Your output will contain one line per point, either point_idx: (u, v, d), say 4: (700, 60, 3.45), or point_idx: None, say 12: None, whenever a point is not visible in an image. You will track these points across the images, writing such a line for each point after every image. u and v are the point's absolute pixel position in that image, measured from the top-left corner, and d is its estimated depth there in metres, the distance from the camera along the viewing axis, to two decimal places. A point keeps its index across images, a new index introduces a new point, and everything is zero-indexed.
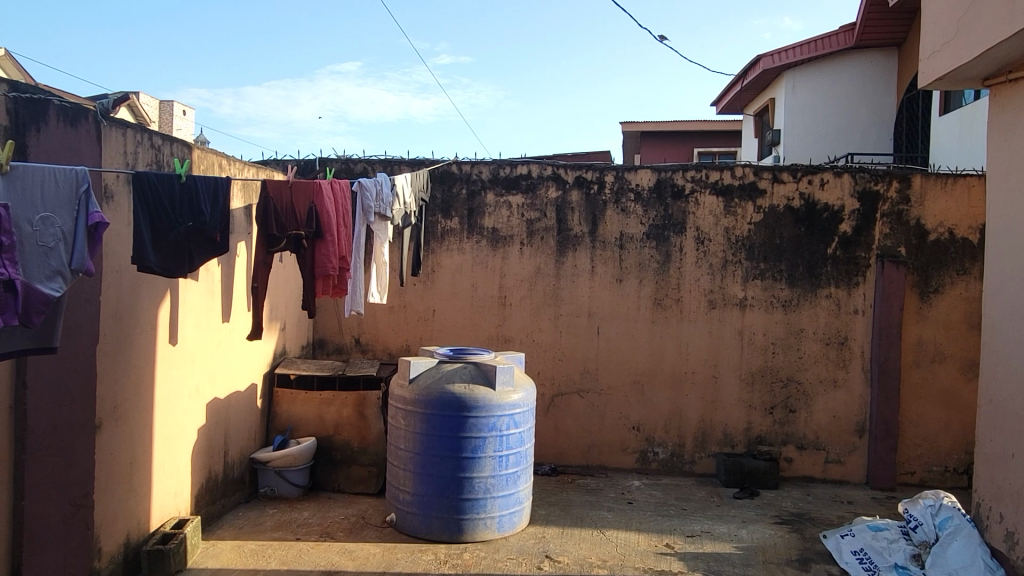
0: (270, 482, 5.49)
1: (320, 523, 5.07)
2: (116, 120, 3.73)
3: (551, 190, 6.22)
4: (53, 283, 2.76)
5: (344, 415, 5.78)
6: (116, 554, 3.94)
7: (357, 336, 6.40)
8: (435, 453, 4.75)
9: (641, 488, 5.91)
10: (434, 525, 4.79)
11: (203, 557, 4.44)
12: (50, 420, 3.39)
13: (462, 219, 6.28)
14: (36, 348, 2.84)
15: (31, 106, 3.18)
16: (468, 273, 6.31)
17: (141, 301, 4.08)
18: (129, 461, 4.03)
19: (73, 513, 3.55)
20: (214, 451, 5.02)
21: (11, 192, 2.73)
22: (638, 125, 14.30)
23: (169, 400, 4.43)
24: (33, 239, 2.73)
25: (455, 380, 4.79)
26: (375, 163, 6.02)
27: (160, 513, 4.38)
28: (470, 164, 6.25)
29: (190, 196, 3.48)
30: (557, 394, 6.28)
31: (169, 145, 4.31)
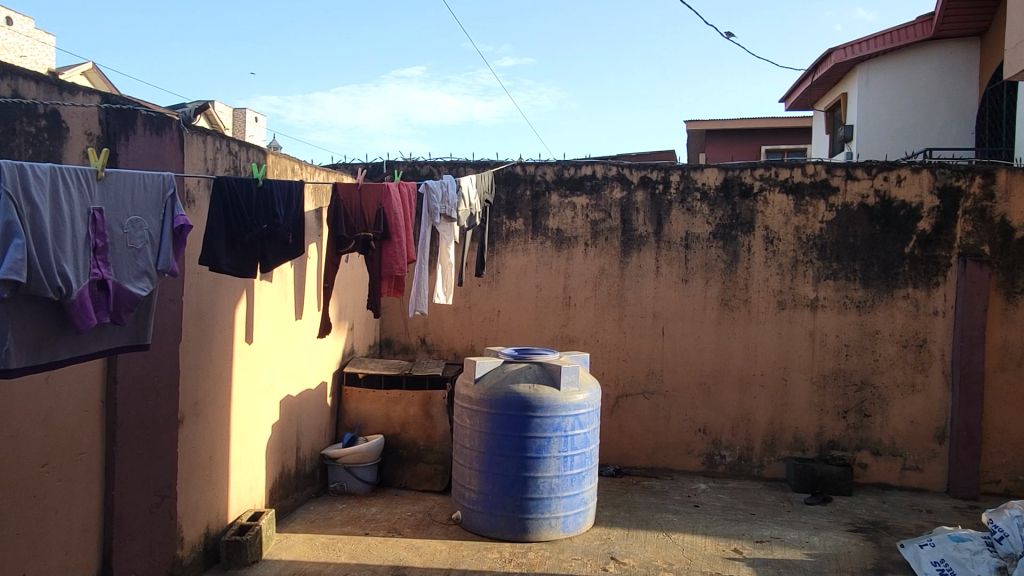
0: (340, 477, 5.64)
1: (387, 519, 5.19)
2: (198, 128, 3.92)
3: (615, 191, 6.20)
4: (141, 283, 2.76)
5: (411, 413, 5.88)
6: (197, 544, 4.12)
7: (423, 336, 6.51)
8: (501, 452, 4.79)
9: (708, 491, 5.81)
10: (499, 524, 4.83)
11: (277, 549, 4.60)
12: (136, 414, 3.56)
13: (527, 220, 6.32)
14: (131, 346, 2.84)
15: (121, 116, 3.32)
16: (532, 274, 6.34)
17: (220, 300, 4.25)
18: (207, 455, 4.20)
19: (157, 502, 3.73)
20: (287, 446, 5.19)
21: (105, 195, 2.65)
22: (702, 123, 14.06)
23: (245, 397, 4.60)
24: (124, 241, 2.70)
25: (519, 380, 4.82)
26: (441, 166, 6.12)
27: (237, 506, 4.55)
28: (535, 165, 6.28)
29: (265, 199, 3.58)
30: (621, 396, 6.24)
31: (246, 151, 4.49)
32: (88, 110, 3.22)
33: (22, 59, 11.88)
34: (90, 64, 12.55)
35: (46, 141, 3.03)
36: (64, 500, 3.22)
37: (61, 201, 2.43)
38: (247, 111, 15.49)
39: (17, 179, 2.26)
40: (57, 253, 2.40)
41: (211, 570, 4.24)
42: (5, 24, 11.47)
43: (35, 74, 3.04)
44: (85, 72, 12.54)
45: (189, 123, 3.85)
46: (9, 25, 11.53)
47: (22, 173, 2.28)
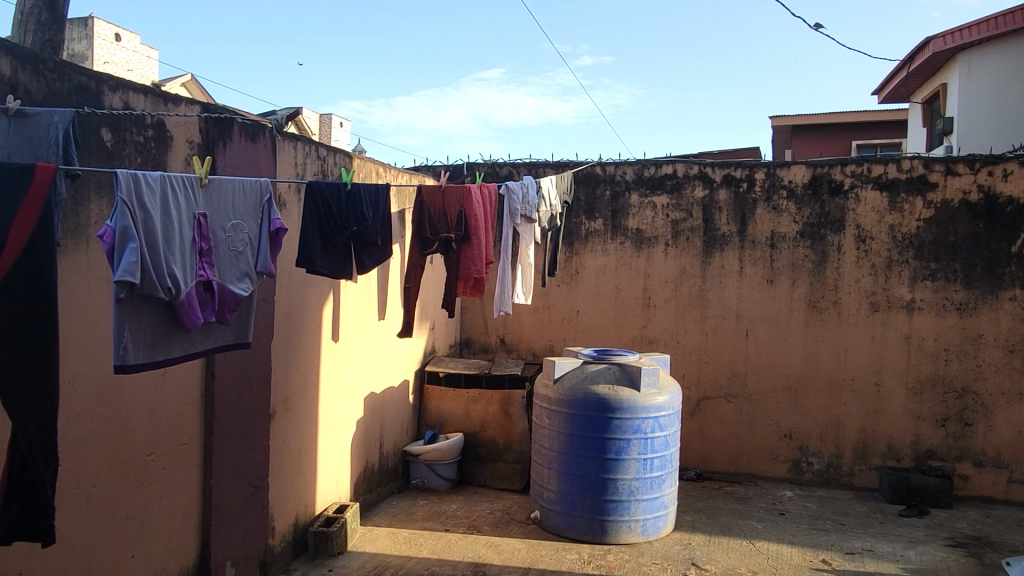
0: (421, 474, 5.77)
1: (467, 516, 5.26)
2: (288, 134, 4.10)
3: (697, 190, 6.08)
4: (242, 283, 2.90)
5: (490, 412, 5.94)
6: (287, 534, 4.29)
7: (502, 335, 6.57)
8: (580, 453, 4.78)
9: (794, 499, 5.63)
10: (578, 525, 4.82)
11: (361, 542, 4.74)
12: (232, 407, 3.74)
13: (606, 220, 6.29)
14: (234, 345, 2.97)
15: (219, 124, 3.52)
16: (611, 274, 6.30)
17: (309, 300, 4.42)
18: (297, 449, 4.37)
19: (251, 493, 3.91)
20: (371, 442, 5.34)
21: (209, 201, 2.79)
22: (789, 118, 13.59)
23: (332, 393, 4.76)
24: (227, 244, 2.84)
25: (599, 381, 4.80)
26: (521, 167, 6.17)
27: (324, 498, 4.72)
28: (615, 164, 6.24)
29: (354, 202, 3.69)
30: (703, 398, 6.12)
31: (334, 155, 4.66)
32: (190, 119, 3.41)
33: (128, 73, 12.66)
34: (189, 76, 13.24)
35: (153, 149, 3.20)
36: (167, 487, 3.40)
37: (169, 207, 2.57)
38: (333, 116, 16.00)
39: (131, 185, 2.41)
40: (167, 256, 2.55)
41: (300, 559, 4.41)
42: (114, 40, 12.26)
43: (144, 87, 3.18)
44: (185, 83, 13.25)
45: (280, 129, 4.04)
46: (118, 41, 12.30)
47: (136, 180, 2.43)
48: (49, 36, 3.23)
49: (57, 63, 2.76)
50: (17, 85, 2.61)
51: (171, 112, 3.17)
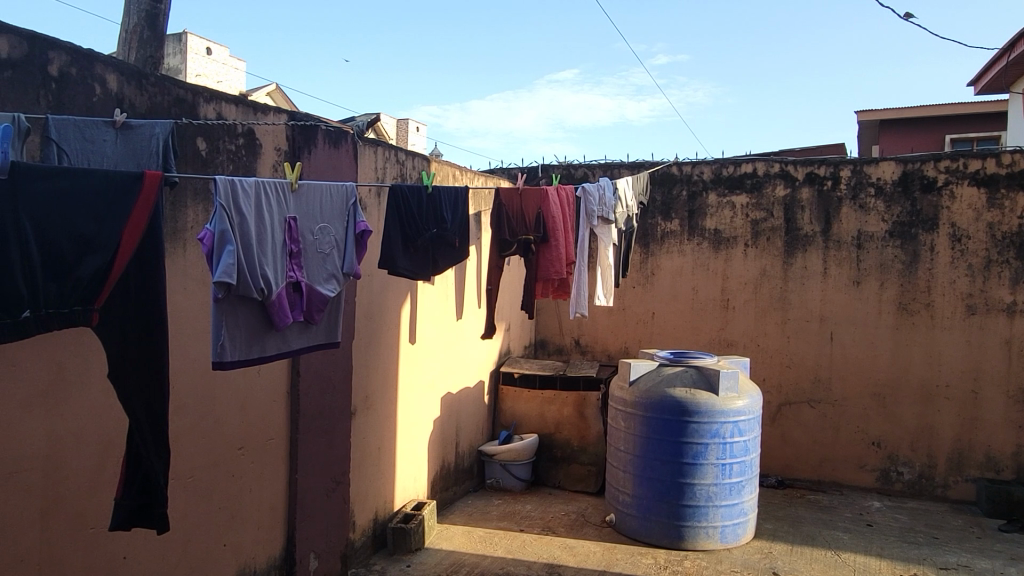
0: (496, 474, 5.82)
1: (542, 517, 5.27)
2: (369, 140, 4.23)
3: (779, 188, 5.92)
4: (329, 285, 3.00)
5: (565, 413, 5.94)
6: (367, 529, 4.41)
7: (577, 337, 6.57)
8: (656, 457, 4.71)
9: (883, 509, 5.39)
10: (654, 530, 4.76)
11: (438, 539, 4.82)
12: (316, 405, 3.87)
13: (683, 220, 6.20)
14: (325, 344, 3.08)
15: (305, 132, 3.66)
16: (688, 275, 6.20)
17: (388, 301, 4.53)
18: (377, 446, 4.48)
19: (333, 487, 4.04)
20: (447, 441, 5.42)
21: (299, 205, 2.88)
22: (876, 112, 13.02)
23: (410, 392, 4.86)
24: (315, 247, 2.94)
25: (676, 384, 4.73)
26: (596, 168, 6.16)
27: (403, 495, 4.83)
28: (692, 164, 6.15)
29: (435, 205, 3.77)
30: (784, 403, 5.94)
31: (412, 159, 4.77)
32: (278, 127, 3.56)
33: (218, 84, 13.28)
34: (273, 86, 13.75)
35: (244, 156, 3.35)
36: (256, 481, 3.56)
37: (263, 211, 2.68)
38: (409, 121, 16.34)
39: (229, 191, 2.52)
40: (260, 259, 2.66)
41: (380, 554, 4.52)
42: (205, 54, 12.88)
43: (236, 98, 3.33)
44: (270, 93, 13.79)
45: (361, 135, 4.16)
46: (209, 55, 12.93)
47: (233, 186, 2.54)
48: (150, 52, 3.44)
49: (157, 78, 2.91)
50: (122, 99, 2.78)
51: (260, 122, 3.31)
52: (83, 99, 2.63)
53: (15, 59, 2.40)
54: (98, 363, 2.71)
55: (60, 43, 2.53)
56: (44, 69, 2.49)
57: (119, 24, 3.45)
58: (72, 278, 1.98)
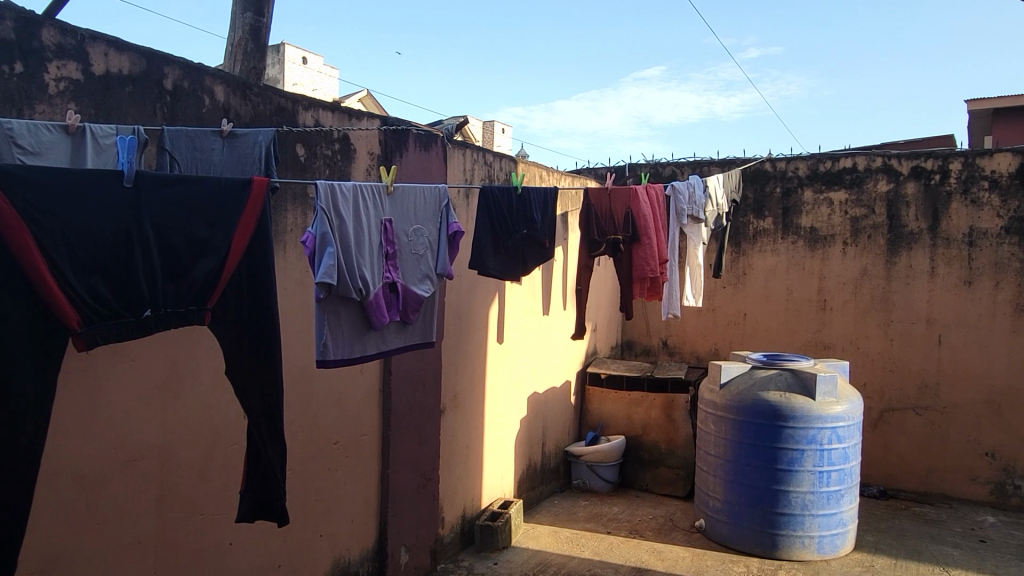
0: (583, 475, 5.80)
1: (629, 520, 5.21)
2: (458, 142, 4.30)
3: (881, 184, 5.65)
4: (423, 285, 3.07)
5: (652, 416, 5.84)
6: (455, 525, 4.49)
7: (665, 338, 6.49)
8: (748, 462, 4.57)
9: (998, 525, 5.04)
10: (746, 537, 4.62)
11: (525, 538, 4.84)
12: (407, 402, 3.97)
13: (776, 218, 6.03)
14: (420, 344, 3.15)
15: (397, 136, 3.76)
16: (782, 275, 6.01)
17: (477, 301, 4.59)
18: (465, 444, 4.55)
19: (423, 484, 4.12)
20: (534, 441, 5.45)
21: (395, 208, 2.94)
22: (990, 101, 12.19)
23: (498, 391, 4.92)
24: (410, 248, 3.01)
25: (769, 387, 4.58)
26: (685, 166, 6.06)
27: (490, 493, 4.88)
28: (786, 160, 5.98)
29: (525, 205, 3.77)
30: (887, 409, 5.66)
31: (500, 161, 4.82)
32: (371, 132, 3.66)
33: (314, 92, 13.83)
34: (364, 92, 14.18)
35: (339, 161, 3.47)
36: (351, 474, 3.68)
37: (361, 214, 2.76)
38: (495, 124, 16.52)
39: (329, 196, 2.61)
40: (358, 260, 2.75)
41: (468, 550, 4.59)
42: (301, 63, 13.44)
43: (332, 105, 3.45)
44: (362, 99, 14.23)
45: (450, 138, 4.24)
46: (304, 64, 13.48)
47: (333, 190, 2.62)
48: (253, 63, 3.60)
49: (260, 88, 3.05)
50: (228, 109, 2.92)
51: (355, 127, 3.42)
52: (194, 110, 2.78)
53: (134, 75, 2.57)
54: (207, 358, 2.87)
55: (173, 59, 2.69)
56: (160, 83, 2.66)
57: (225, 38, 3.64)
58: (187, 280, 2.09)
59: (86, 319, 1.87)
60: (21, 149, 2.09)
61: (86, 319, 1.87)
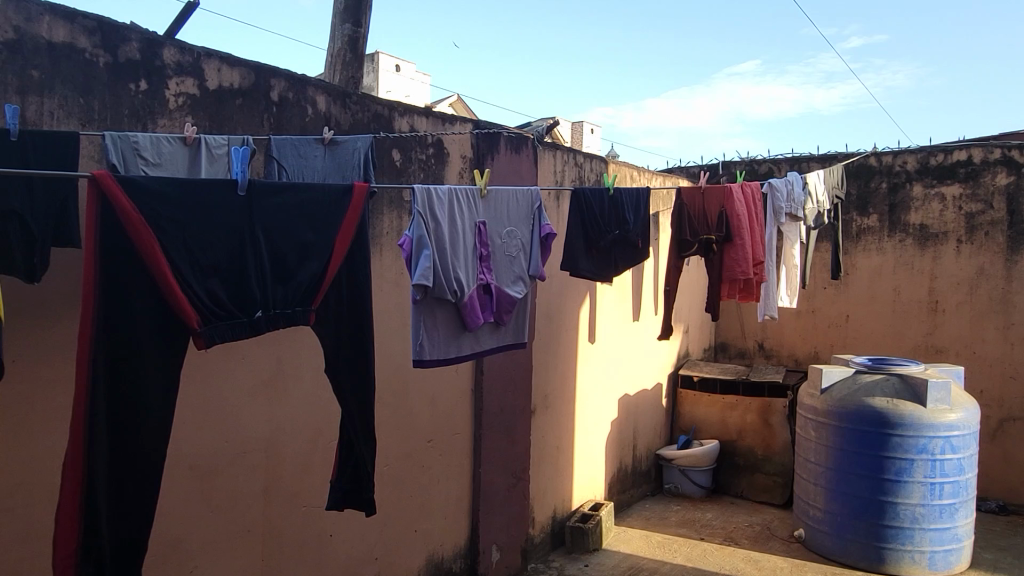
0: (674, 479, 5.70)
1: (723, 527, 5.08)
2: (548, 144, 4.32)
3: (1000, 177, 5.27)
4: (516, 287, 3.10)
5: (748, 420, 5.67)
6: (546, 526, 4.51)
7: (761, 340, 6.31)
8: (852, 471, 4.37)
9: None
10: (850, 549, 4.42)
11: (616, 541, 4.81)
12: (499, 402, 4.02)
13: (882, 216, 5.74)
14: (513, 345, 3.20)
15: (488, 139, 3.82)
16: (888, 275, 5.71)
17: (568, 302, 4.59)
18: (555, 445, 4.56)
19: (514, 483, 4.16)
20: (625, 443, 5.40)
21: (489, 210, 2.99)
22: None
23: (588, 392, 4.90)
24: (503, 250, 3.05)
25: (876, 393, 4.35)
26: (782, 162, 5.87)
27: (580, 495, 4.88)
28: (893, 154, 5.69)
29: (617, 207, 3.74)
30: (1007, 419, 5.28)
31: (590, 162, 4.82)
32: (464, 136, 3.72)
33: (407, 99, 14.22)
34: (455, 97, 14.46)
35: (433, 166, 3.55)
36: (444, 472, 3.75)
37: (456, 216, 2.81)
38: (584, 124, 16.49)
39: (426, 199, 2.67)
40: (454, 262, 2.81)
41: (558, 551, 4.60)
42: (394, 71, 13.84)
43: (427, 110, 3.51)
44: (452, 104, 14.49)
45: (541, 140, 4.26)
46: (398, 71, 13.88)
47: (429, 194, 2.69)
48: (351, 72, 3.76)
49: (359, 96, 3.16)
50: (329, 117, 3.05)
51: (449, 132, 3.50)
52: (298, 119, 2.92)
53: (244, 88, 2.71)
54: (309, 357, 3.00)
55: (279, 71, 2.83)
56: (267, 95, 2.80)
57: (325, 50, 3.80)
58: (294, 282, 2.20)
59: (204, 320, 1.99)
60: (145, 160, 2.25)
61: (205, 319, 1.99)
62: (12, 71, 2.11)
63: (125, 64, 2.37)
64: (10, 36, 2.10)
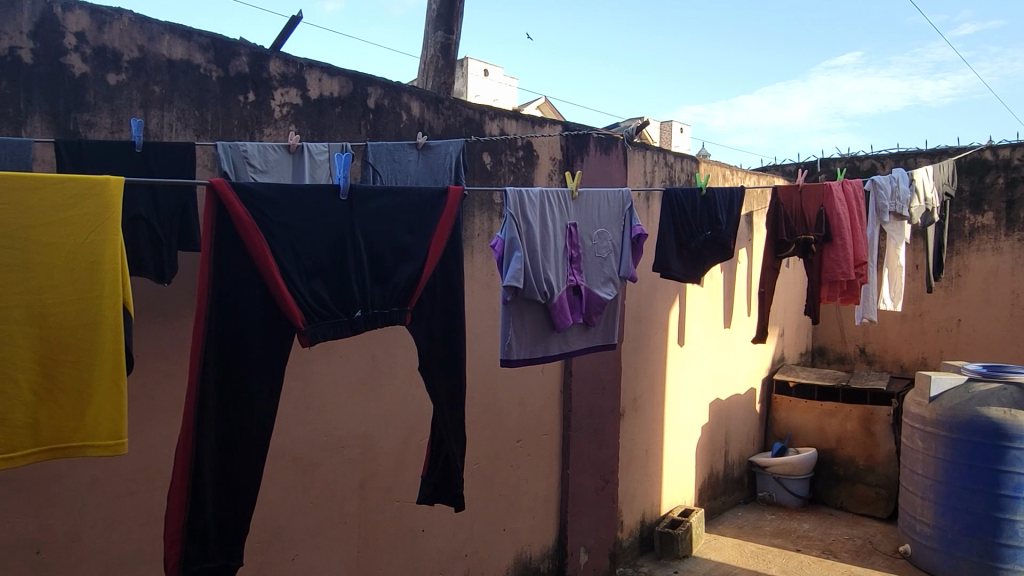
0: (769, 487, 5.53)
1: (821, 539, 4.88)
2: (638, 144, 4.28)
3: None
4: (607, 288, 3.09)
5: (848, 428, 5.41)
6: (634, 530, 4.47)
7: (863, 345, 6.05)
8: (964, 485, 4.11)
9: None
10: (961, 568, 4.16)
11: (707, 548, 4.70)
12: (588, 404, 4.01)
13: (998, 213, 5.38)
14: (602, 346, 3.19)
15: (578, 141, 3.82)
16: (1005, 277, 5.34)
17: (657, 304, 4.53)
18: (645, 448, 4.51)
19: (602, 486, 4.14)
20: (716, 449, 5.28)
21: (580, 212, 2.99)
22: None
23: (678, 396, 4.82)
24: (593, 251, 3.04)
25: (990, 402, 4.08)
26: (886, 158, 5.60)
27: (670, 500, 4.81)
28: (1010, 147, 5.34)
29: (709, 207, 3.66)
30: None
31: (681, 161, 4.75)
32: (553, 139, 3.75)
33: (495, 102, 14.38)
34: (542, 99, 14.52)
35: (523, 168, 3.59)
36: (533, 472, 3.78)
37: (547, 218, 2.83)
38: (673, 123, 16.21)
39: (518, 201, 2.71)
40: (545, 263, 2.83)
41: (647, 556, 4.55)
42: (483, 75, 14.02)
43: (516, 113, 3.56)
44: (540, 106, 14.54)
45: (631, 140, 4.23)
46: (486, 75, 14.05)
47: (521, 196, 2.72)
48: (444, 78, 3.83)
49: (451, 101, 3.24)
50: (423, 123, 3.14)
51: (538, 134, 3.52)
52: (393, 125, 3.02)
53: (343, 96, 2.83)
54: (403, 355, 3.09)
55: (376, 79, 2.93)
56: (364, 103, 2.91)
57: (419, 57, 3.91)
58: (391, 282, 2.28)
59: (308, 318, 2.08)
60: (254, 167, 2.38)
61: (308, 317, 2.08)
62: (137, 87, 2.28)
63: (235, 77, 2.51)
64: (135, 55, 2.27)
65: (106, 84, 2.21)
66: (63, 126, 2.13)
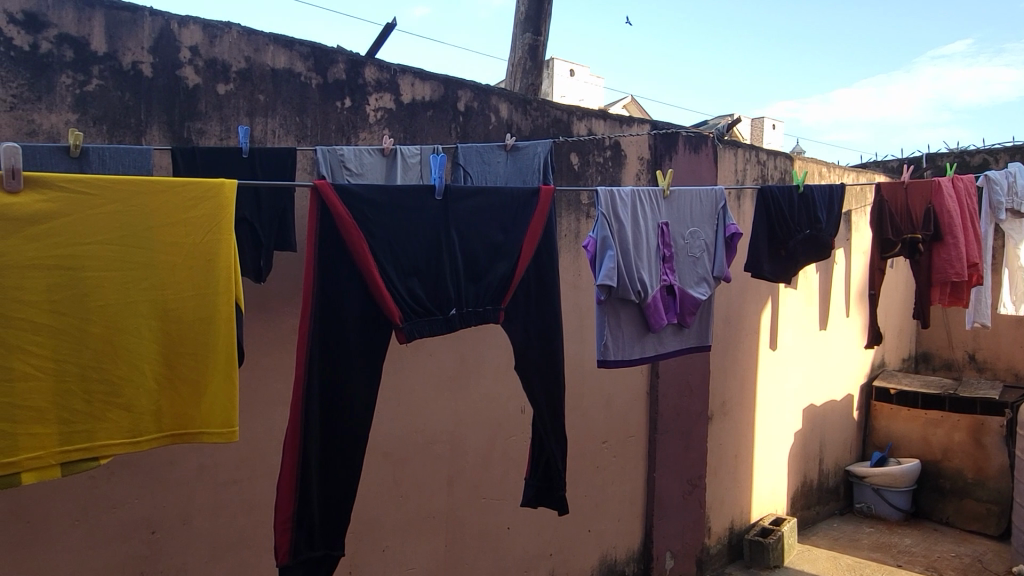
0: (867, 498, 5.28)
1: (925, 555, 4.62)
2: (729, 142, 4.18)
3: None
4: (701, 288, 3.04)
5: (956, 439, 5.11)
6: (723, 537, 4.36)
7: (972, 351, 5.70)
8: None
9: None
10: None
11: (799, 559, 4.53)
12: (675, 406, 3.94)
13: None
14: (697, 348, 3.12)
15: (667, 140, 3.77)
16: None
17: (748, 305, 4.41)
18: (734, 454, 4.40)
19: (690, 490, 4.06)
20: (810, 457, 5.09)
21: (672, 211, 2.95)
22: None
23: (770, 400, 4.67)
24: (686, 251, 2.99)
25: None
26: (1000, 151, 5.25)
27: (760, 508, 4.67)
28: None
29: (807, 204, 3.55)
30: None
31: (773, 159, 4.61)
32: (641, 138, 3.71)
33: (581, 102, 14.33)
34: (628, 99, 14.39)
35: (610, 168, 3.57)
36: (619, 474, 3.75)
37: (639, 217, 2.80)
38: (764, 120, 15.74)
39: (609, 200, 2.69)
40: (637, 263, 2.80)
41: (736, 564, 4.43)
42: (569, 75, 14.02)
43: (604, 113, 3.55)
44: (626, 105, 14.40)
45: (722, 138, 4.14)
46: (572, 76, 14.04)
47: (613, 195, 2.71)
48: (531, 79, 3.87)
49: (539, 102, 3.26)
50: (511, 124, 3.17)
51: (626, 133, 3.50)
52: (482, 127, 3.06)
53: (434, 100, 2.90)
54: (490, 354, 3.13)
55: (466, 83, 2.98)
56: (454, 106, 2.97)
57: (507, 59, 3.95)
58: (484, 282, 2.31)
59: (405, 316, 2.15)
60: (350, 170, 2.46)
61: (405, 315, 2.14)
62: (243, 96, 2.41)
63: (333, 84, 2.61)
64: (242, 66, 2.40)
65: (215, 94, 2.34)
66: (177, 134, 2.27)
